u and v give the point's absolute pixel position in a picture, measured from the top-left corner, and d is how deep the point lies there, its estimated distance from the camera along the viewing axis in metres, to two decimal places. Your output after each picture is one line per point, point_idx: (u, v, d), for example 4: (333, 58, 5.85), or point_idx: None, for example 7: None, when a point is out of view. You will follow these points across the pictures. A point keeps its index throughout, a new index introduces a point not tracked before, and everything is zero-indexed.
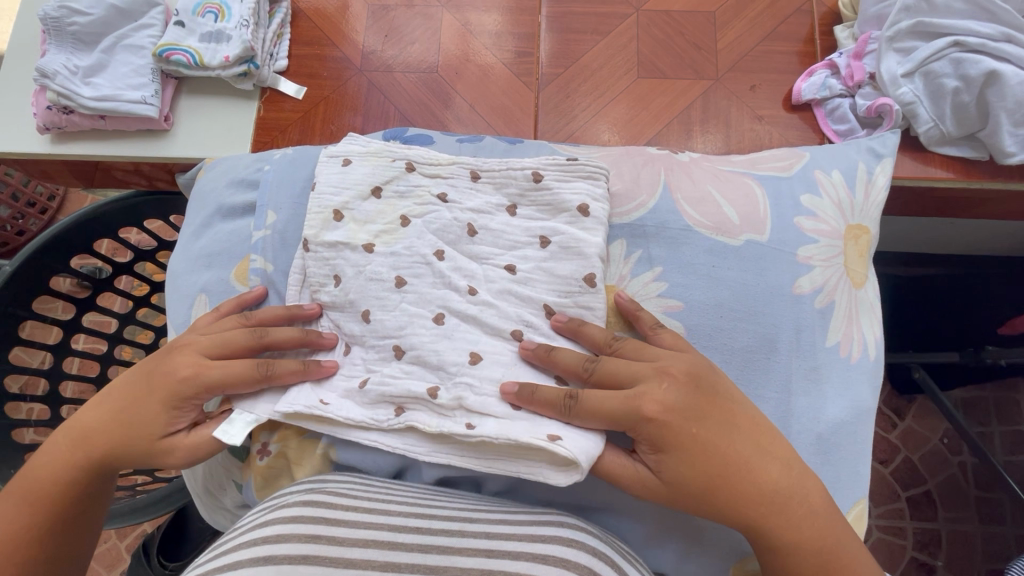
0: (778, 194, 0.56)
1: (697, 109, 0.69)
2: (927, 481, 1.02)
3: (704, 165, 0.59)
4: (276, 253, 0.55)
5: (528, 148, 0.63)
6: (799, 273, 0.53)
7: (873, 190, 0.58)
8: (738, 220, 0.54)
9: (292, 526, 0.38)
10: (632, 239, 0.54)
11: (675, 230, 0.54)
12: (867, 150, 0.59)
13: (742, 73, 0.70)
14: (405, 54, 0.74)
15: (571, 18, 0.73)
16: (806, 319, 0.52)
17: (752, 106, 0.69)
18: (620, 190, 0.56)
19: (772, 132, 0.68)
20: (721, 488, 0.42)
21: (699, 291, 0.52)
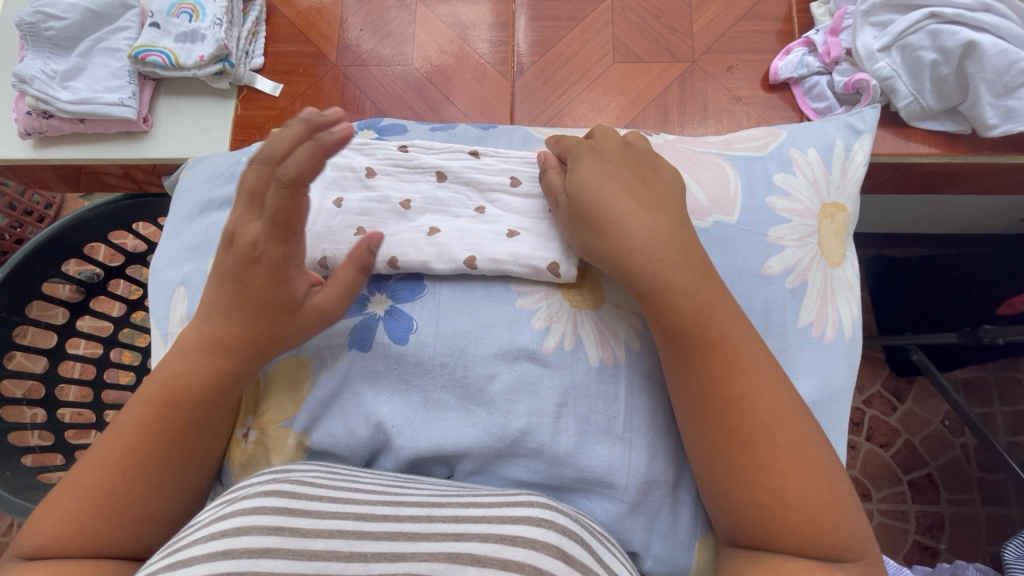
0: (750, 174, 0.56)
1: (674, 92, 0.69)
2: (928, 463, 1.01)
3: (677, 146, 0.60)
4: None
5: (503, 137, 0.63)
6: (768, 254, 0.53)
7: (850, 168, 0.57)
8: (707, 202, 0.54)
9: (252, 518, 0.38)
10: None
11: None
12: (845, 126, 0.59)
13: (719, 55, 0.70)
14: (381, 48, 0.74)
15: (547, 5, 0.73)
16: (776, 301, 0.52)
17: (729, 87, 0.68)
18: None
19: (751, 112, 0.67)
20: (703, 382, 0.43)
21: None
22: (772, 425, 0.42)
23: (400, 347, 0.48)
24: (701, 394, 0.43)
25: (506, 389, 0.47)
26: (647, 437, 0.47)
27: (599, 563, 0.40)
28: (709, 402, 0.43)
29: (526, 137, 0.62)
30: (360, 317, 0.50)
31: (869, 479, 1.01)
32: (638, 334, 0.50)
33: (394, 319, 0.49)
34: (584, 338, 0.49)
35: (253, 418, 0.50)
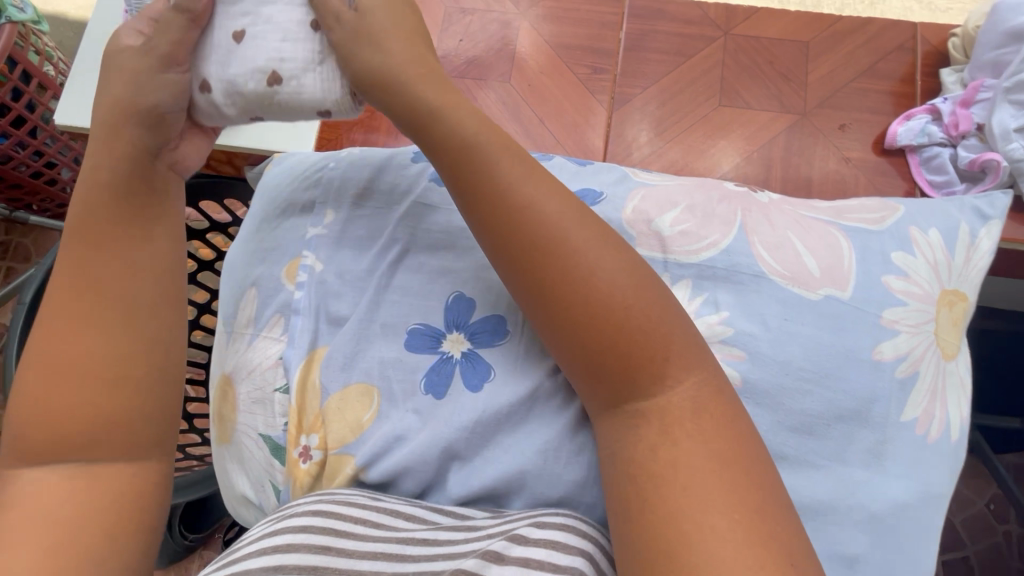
0: (865, 249, 0.55)
1: (780, 146, 0.65)
2: (965, 546, 0.96)
3: (784, 208, 0.59)
4: (329, 255, 0.60)
5: (606, 177, 0.62)
6: (880, 339, 0.52)
7: (974, 256, 0.55)
8: (819, 274, 0.54)
9: (301, 536, 0.41)
10: (697, 282, 0.55)
11: (747, 276, 0.55)
12: (973, 209, 0.56)
13: (831, 111, 0.65)
14: (480, 61, 0.70)
15: (654, 37, 0.69)
16: (883, 388, 0.51)
17: (840, 147, 0.64)
18: (691, 227, 0.58)
19: (860, 177, 0.63)
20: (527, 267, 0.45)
21: (765, 346, 0.52)
22: (699, 467, 0.40)
23: (473, 393, 0.53)
24: (583, 333, 0.44)
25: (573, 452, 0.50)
26: None
27: None
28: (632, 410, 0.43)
29: (622, 180, 0.62)
30: (437, 358, 0.55)
31: None
32: None
33: (470, 364, 0.54)
34: None
35: (315, 438, 0.54)
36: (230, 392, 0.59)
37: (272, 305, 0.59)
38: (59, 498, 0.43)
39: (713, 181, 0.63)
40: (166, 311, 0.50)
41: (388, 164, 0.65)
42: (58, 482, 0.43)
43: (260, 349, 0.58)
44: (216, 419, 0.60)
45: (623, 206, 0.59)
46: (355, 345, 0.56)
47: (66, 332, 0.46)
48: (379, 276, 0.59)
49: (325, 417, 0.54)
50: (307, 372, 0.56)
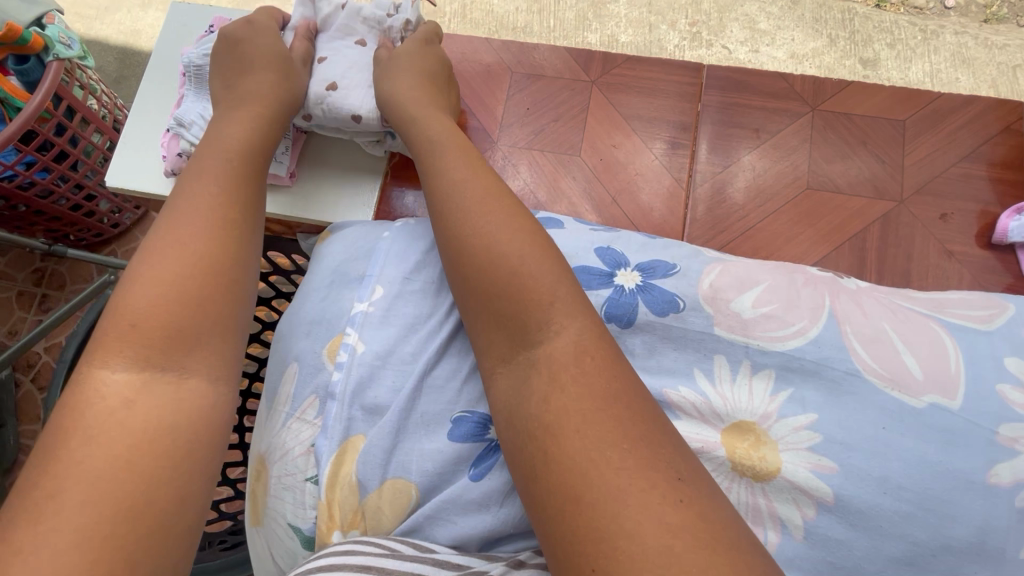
0: (974, 351, 0.50)
1: (875, 236, 0.60)
2: None
3: (878, 297, 0.55)
4: (375, 334, 0.55)
5: (680, 254, 0.58)
6: (996, 458, 0.46)
7: None
8: (922, 377, 0.49)
9: (345, 558, 0.44)
10: (781, 375, 0.51)
11: (839, 376, 0.50)
12: None
13: (930, 197, 0.60)
14: (549, 131, 0.67)
15: (735, 111, 0.65)
16: (1001, 519, 0.45)
17: (940, 238, 0.59)
18: (776, 312, 0.53)
19: (964, 273, 0.58)
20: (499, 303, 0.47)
21: (861, 459, 0.47)
22: (575, 406, 0.41)
23: None
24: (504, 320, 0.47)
25: None
26: None
27: None
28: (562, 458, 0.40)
29: (697, 257, 0.58)
30: (481, 448, 0.51)
31: None
32: (807, 525, 0.47)
33: None
34: (762, 512, 0.48)
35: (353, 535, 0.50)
36: (264, 473, 0.55)
37: (311, 386, 0.55)
38: (143, 409, 0.42)
39: (797, 267, 0.58)
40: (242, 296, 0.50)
41: None
42: (141, 397, 0.42)
43: (294, 433, 0.53)
44: (251, 497, 0.56)
45: (700, 280, 0.55)
46: (397, 430, 0.51)
47: (185, 229, 0.49)
48: (431, 356, 0.54)
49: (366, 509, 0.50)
50: (344, 462, 0.51)
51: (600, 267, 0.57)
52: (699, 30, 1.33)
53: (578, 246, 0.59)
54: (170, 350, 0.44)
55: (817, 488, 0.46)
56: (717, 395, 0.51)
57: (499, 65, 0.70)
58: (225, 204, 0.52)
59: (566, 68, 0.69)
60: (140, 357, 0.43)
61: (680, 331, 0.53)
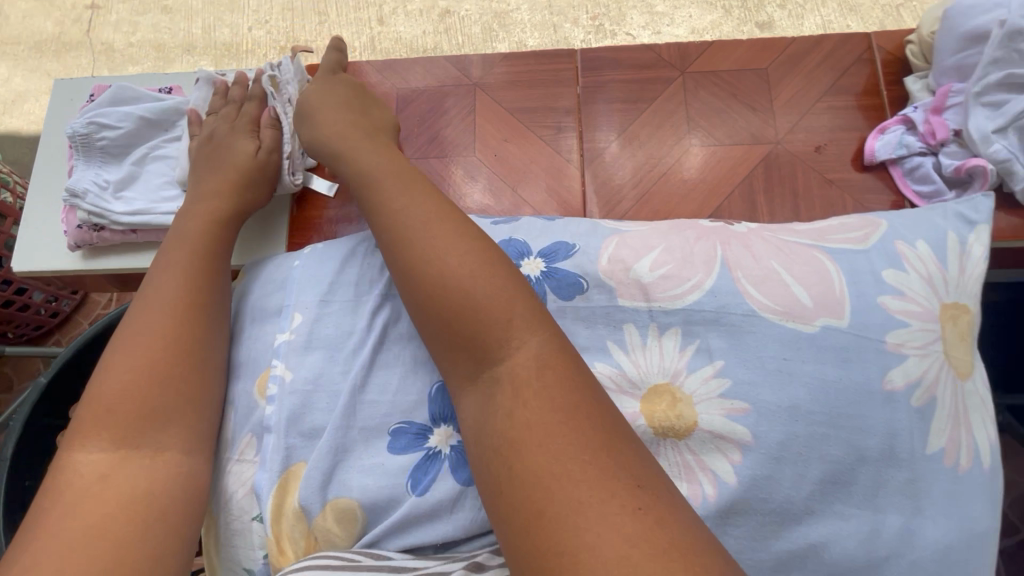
0: (853, 270, 0.52)
1: (759, 180, 0.63)
2: None
3: (765, 237, 0.57)
4: (298, 361, 0.54)
5: (576, 232, 0.60)
6: (888, 365, 0.49)
7: (969, 263, 0.52)
8: (811, 303, 0.51)
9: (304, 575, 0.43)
10: (687, 329, 0.52)
11: (736, 317, 0.52)
12: (956, 215, 0.55)
13: (804, 134, 0.64)
14: (443, 137, 0.69)
15: (613, 88, 0.68)
16: (902, 423, 0.47)
17: (819, 169, 0.63)
18: (673, 270, 0.55)
19: (845, 196, 0.62)
20: (451, 321, 0.46)
21: (769, 395, 0.48)
22: (539, 419, 0.40)
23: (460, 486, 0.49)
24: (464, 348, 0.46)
25: None
26: None
27: None
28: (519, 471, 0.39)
29: (593, 232, 0.60)
30: (421, 454, 0.51)
31: None
32: (734, 468, 0.47)
33: (458, 456, 0.50)
34: (674, 475, 0.49)
35: None
36: (213, 525, 0.54)
37: (247, 426, 0.54)
38: (117, 481, 0.45)
39: (688, 219, 0.61)
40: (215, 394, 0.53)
41: (351, 255, 0.61)
42: (115, 470, 0.45)
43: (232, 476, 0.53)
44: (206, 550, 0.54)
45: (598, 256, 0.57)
46: (333, 461, 0.50)
47: (158, 311, 0.53)
48: (353, 374, 0.53)
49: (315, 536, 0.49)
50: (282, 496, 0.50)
51: (501, 260, 0.59)
52: (601, 23, 1.38)
53: None
54: (137, 428, 0.47)
55: (734, 433, 0.48)
56: (631, 363, 0.53)
57: (384, 84, 0.72)
58: (190, 284, 0.55)
59: (448, 76, 0.71)
60: (115, 435, 0.46)
61: (585, 308, 0.56)
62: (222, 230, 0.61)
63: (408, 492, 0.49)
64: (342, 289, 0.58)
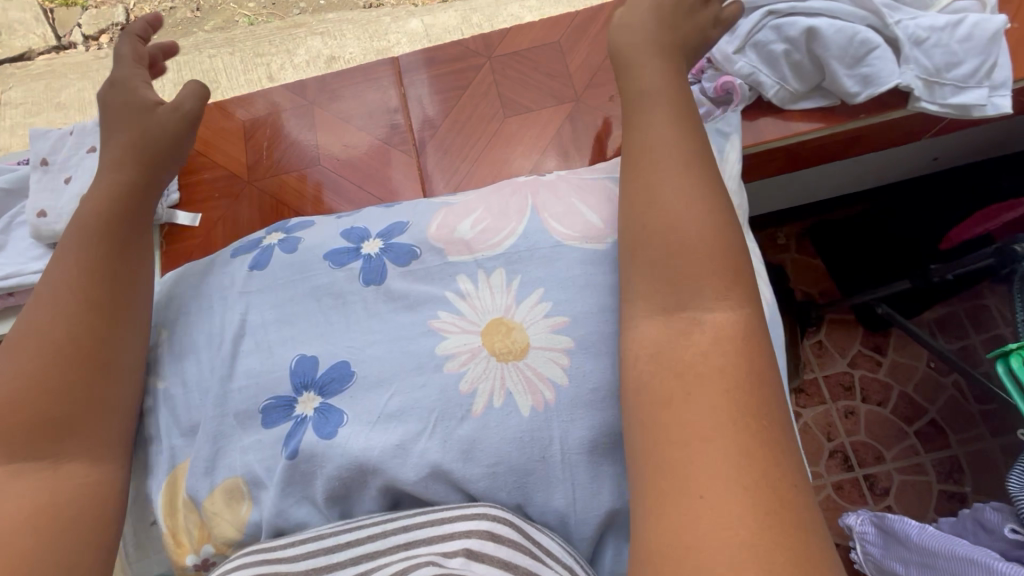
0: None
1: (566, 134, 0.73)
2: (929, 410, 1.18)
3: (569, 180, 0.68)
4: (171, 371, 0.61)
5: (412, 209, 0.69)
6: None
7: (728, 166, 0.64)
8: (603, 226, 0.62)
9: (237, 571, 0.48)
10: (510, 269, 0.62)
11: (545, 249, 0.62)
12: (716, 132, 0.67)
13: (596, 89, 0.75)
14: (290, 156, 0.77)
15: (437, 83, 0.79)
16: None
17: (616, 114, 0.74)
18: (492, 223, 0.65)
19: (639, 132, 0.73)
20: (666, 258, 0.52)
21: (580, 304, 0.59)
22: (707, 384, 0.44)
23: (327, 441, 0.55)
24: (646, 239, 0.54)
25: (455, 449, 0.54)
26: (596, 476, 0.54)
27: (529, 539, 0.50)
28: (652, 449, 0.44)
29: (426, 206, 0.69)
30: (290, 422, 0.56)
31: (881, 440, 1.17)
32: (564, 370, 0.56)
33: (322, 416, 0.56)
34: (514, 390, 0.56)
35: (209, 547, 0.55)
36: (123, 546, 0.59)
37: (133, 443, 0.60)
38: (14, 491, 0.48)
39: (508, 177, 0.73)
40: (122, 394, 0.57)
41: (211, 268, 0.68)
42: (14, 482, 0.49)
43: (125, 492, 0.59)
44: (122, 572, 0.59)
45: (426, 224, 0.66)
46: (215, 448, 0.57)
47: (48, 325, 0.55)
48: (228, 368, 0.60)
49: (212, 525, 0.55)
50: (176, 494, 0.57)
51: (345, 246, 0.66)
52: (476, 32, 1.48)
53: (325, 237, 0.68)
54: (50, 438, 0.51)
55: (559, 343, 0.57)
56: (465, 306, 0.60)
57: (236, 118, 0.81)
58: (85, 289, 0.57)
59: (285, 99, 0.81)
60: (24, 438, 0.50)
61: (421, 268, 0.63)
62: (119, 239, 0.61)
63: (281, 459, 0.55)
64: (209, 299, 0.65)
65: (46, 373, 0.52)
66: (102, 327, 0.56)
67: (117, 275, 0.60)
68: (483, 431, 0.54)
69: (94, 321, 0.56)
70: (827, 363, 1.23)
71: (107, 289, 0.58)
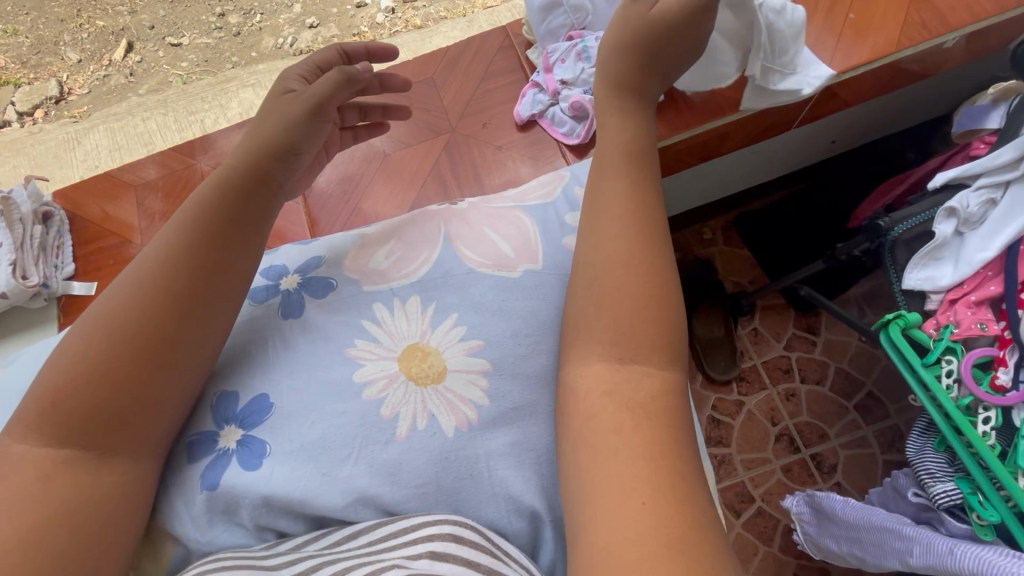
0: (543, 220, 0.73)
1: (444, 162, 0.85)
2: (865, 383, 1.21)
3: (479, 209, 0.75)
4: None
5: (331, 244, 0.73)
6: None
7: None
8: (514, 254, 0.69)
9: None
10: (425, 296, 0.66)
11: (459, 275, 0.67)
12: None
13: (472, 118, 0.88)
14: None
15: None
16: None
17: (490, 141, 0.86)
18: (406, 254, 0.70)
19: (512, 155, 0.84)
20: (628, 311, 0.53)
21: (491, 326, 0.64)
22: (642, 425, 0.47)
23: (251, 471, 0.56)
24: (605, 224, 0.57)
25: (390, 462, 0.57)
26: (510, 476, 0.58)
27: (489, 541, 0.53)
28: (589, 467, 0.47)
29: (343, 240, 0.73)
30: (212, 454, 0.58)
31: (823, 418, 1.19)
32: (482, 390, 0.60)
33: (245, 448, 0.58)
34: (434, 413, 0.59)
35: None
36: None
37: None
38: (48, 494, 0.47)
39: (421, 207, 0.79)
40: (178, 392, 0.55)
41: None
42: (49, 483, 0.48)
43: None
44: None
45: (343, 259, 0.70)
46: None
47: (131, 308, 0.53)
48: None
49: (137, 567, 0.56)
50: None
51: (266, 285, 0.70)
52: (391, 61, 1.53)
53: None
54: (103, 443, 0.51)
55: (475, 365, 0.61)
56: (382, 333, 0.64)
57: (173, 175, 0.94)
58: (161, 276, 0.55)
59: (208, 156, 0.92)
60: (82, 437, 0.50)
61: (337, 301, 0.67)
62: (220, 218, 0.60)
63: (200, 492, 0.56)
64: None
65: (86, 386, 0.50)
66: (180, 317, 0.55)
67: (193, 260, 0.57)
68: (407, 453, 0.57)
69: (173, 315, 0.54)
70: (764, 349, 1.25)
71: (191, 262, 0.57)
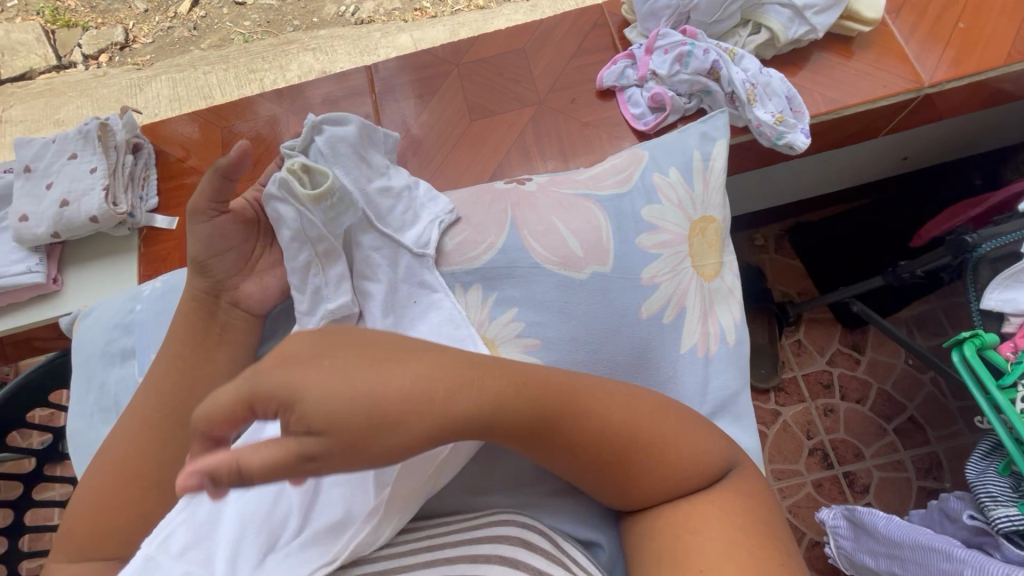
0: (618, 212, 0.73)
1: (530, 133, 0.93)
2: (906, 407, 1.19)
3: (552, 194, 0.75)
4: None
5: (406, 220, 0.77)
6: (645, 297, 0.70)
7: (710, 177, 0.75)
8: (583, 253, 0.70)
9: None
10: (485, 285, 0.70)
11: (524, 268, 0.70)
12: (702, 136, 0.76)
13: (560, 92, 0.95)
14: None
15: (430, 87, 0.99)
16: (654, 333, 0.70)
17: (576, 117, 0.92)
18: (473, 236, 0.73)
19: (600, 133, 0.90)
20: (625, 460, 0.54)
21: (550, 328, 0.68)
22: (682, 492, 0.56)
23: None
24: (524, 432, 0.52)
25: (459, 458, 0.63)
26: None
27: (551, 545, 0.58)
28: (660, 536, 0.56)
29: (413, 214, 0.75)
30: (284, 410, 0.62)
31: (859, 437, 1.18)
32: None
33: None
34: None
35: None
36: None
37: None
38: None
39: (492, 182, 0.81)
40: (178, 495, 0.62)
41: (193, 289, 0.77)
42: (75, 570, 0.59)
43: None
44: None
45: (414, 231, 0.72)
46: None
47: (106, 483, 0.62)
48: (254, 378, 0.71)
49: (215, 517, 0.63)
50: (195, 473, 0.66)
51: None
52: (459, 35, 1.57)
53: None
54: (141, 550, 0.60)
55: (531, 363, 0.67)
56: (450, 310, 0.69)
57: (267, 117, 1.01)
58: (125, 437, 0.64)
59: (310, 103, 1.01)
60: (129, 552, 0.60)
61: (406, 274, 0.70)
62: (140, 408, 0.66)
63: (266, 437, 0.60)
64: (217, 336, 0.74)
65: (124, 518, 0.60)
66: (157, 442, 0.63)
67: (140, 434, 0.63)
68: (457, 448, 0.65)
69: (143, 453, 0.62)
70: (805, 362, 1.24)
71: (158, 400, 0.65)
